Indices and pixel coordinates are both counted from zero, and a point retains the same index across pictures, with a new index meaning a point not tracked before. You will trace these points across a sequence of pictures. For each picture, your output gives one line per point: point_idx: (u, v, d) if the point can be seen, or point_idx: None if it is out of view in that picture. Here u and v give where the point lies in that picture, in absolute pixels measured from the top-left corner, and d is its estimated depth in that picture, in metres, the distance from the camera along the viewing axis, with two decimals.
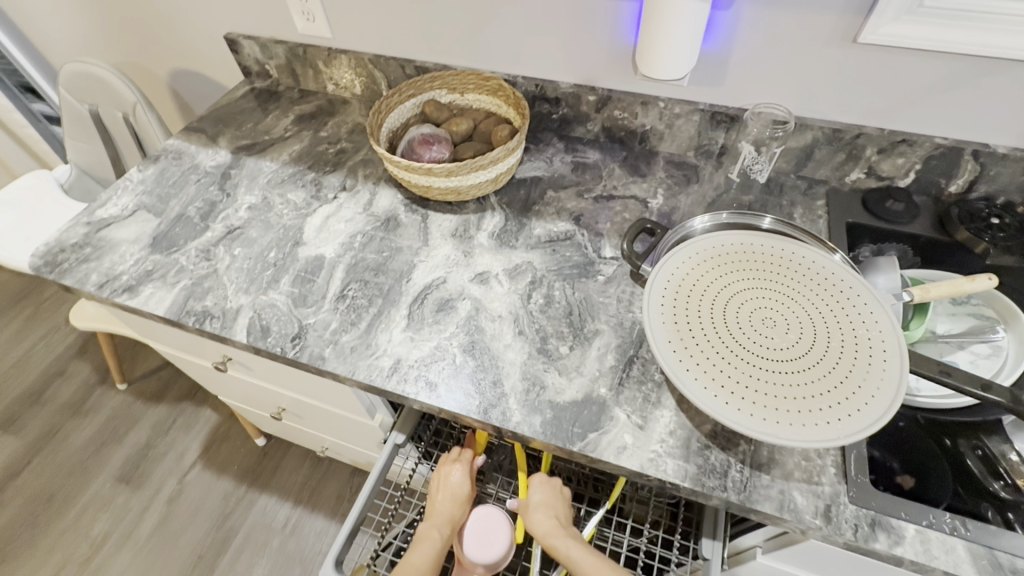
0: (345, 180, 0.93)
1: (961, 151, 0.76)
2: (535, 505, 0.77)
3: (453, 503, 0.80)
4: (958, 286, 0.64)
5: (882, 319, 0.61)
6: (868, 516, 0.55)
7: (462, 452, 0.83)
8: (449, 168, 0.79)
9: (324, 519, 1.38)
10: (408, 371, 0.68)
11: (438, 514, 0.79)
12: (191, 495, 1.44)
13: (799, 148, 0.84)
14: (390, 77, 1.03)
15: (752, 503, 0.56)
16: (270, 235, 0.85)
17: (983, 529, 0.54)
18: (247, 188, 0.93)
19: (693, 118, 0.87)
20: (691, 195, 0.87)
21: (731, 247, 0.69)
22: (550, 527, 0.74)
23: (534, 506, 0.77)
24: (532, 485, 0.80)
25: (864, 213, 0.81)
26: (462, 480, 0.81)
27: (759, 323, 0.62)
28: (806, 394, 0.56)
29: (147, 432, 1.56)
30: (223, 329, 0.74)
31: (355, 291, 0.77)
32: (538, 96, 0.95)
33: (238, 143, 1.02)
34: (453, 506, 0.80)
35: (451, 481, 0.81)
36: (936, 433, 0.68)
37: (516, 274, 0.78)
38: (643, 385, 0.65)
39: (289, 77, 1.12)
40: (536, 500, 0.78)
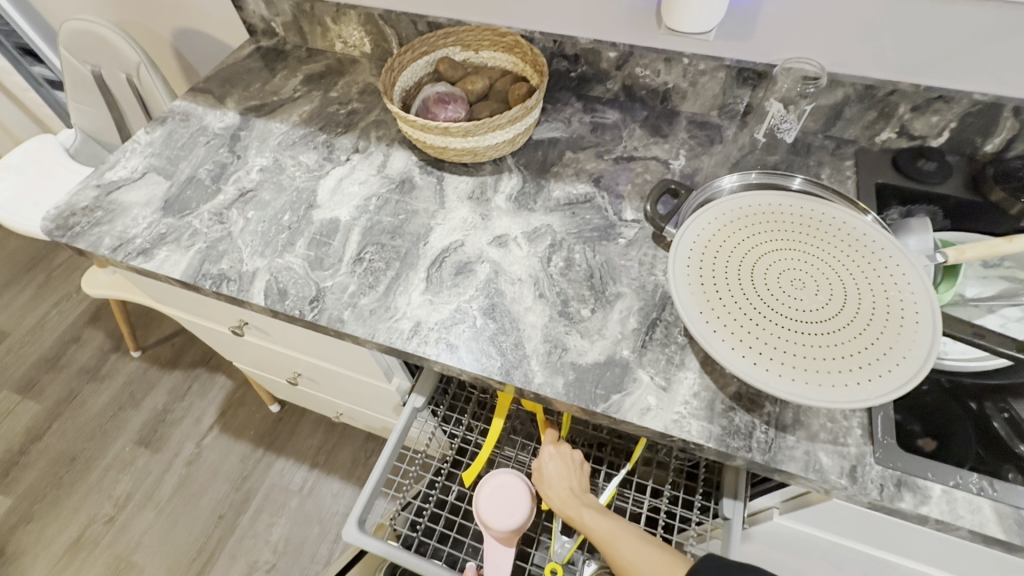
0: (358, 142, 0.91)
1: (1002, 106, 0.73)
2: (547, 478, 0.78)
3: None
4: (994, 245, 0.62)
5: (916, 280, 0.59)
6: (894, 477, 0.55)
7: None
8: (466, 127, 0.77)
9: (339, 482, 1.40)
10: (428, 333, 0.67)
11: None
12: (209, 458, 1.47)
13: (830, 105, 0.81)
14: (401, 35, 0.99)
15: (777, 463, 0.56)
16: (283, 198, 0.84)
17: (1011, 489, 0.53)
18: (257, 150, 0.91)
19: (718, 75, 0.83)
20: (714, 156, 0.84)
21: (760, 207, 0.67)
22: (562, 498, 0.75)
23: (545, 478, 0.78)
24: (545, 454, 0.80)
25: (894, 173, 0.79)
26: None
27: (788, 285, 0.60)
28: (835, 355, 0.55)
29: (163, 398, 1.58)
30: (240, 292, 0.73)
31: (372, 254, 0.76)
32: (556, 53, 0.91)
33: (246, 105, 1.00)
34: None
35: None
36: (961, 396, 0.66)
37: (535, 237, 0.76)
38: (666, 348, 0.64)
39: (295, 35, 1.08)
40: (547, 472, 0.78)
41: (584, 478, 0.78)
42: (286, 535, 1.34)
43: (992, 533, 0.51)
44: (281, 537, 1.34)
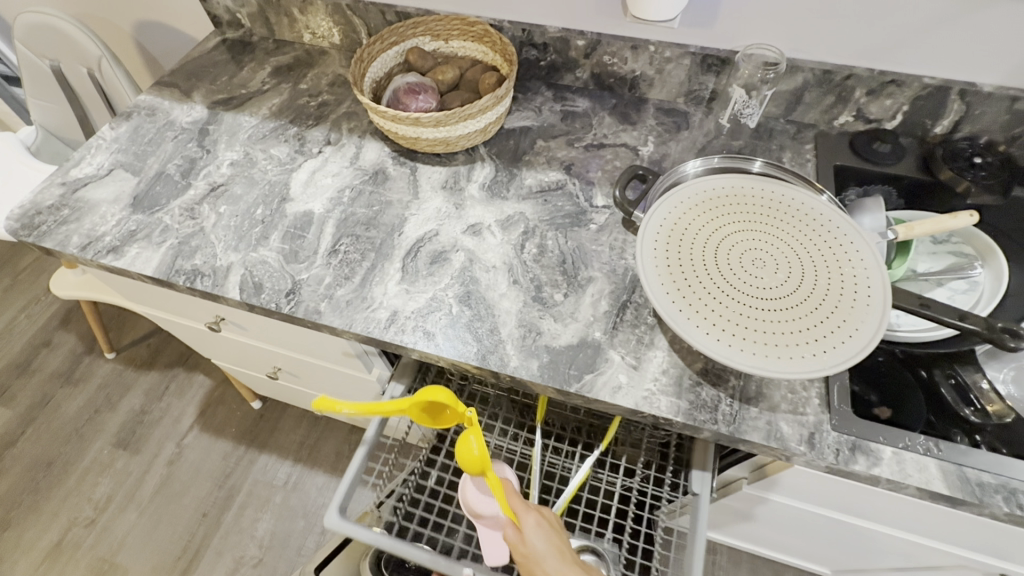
0: (329, 134, 0.91)
1: (949, 90, 0.77)
2: (540, 557, 0.62)
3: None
4: (941, 222, 0.66)
5: (868, 257, 0.62)
6: (849, 441, 0.58)
7: None
8: (438, 117, 0.77)
9: (324, 475, 1.41)
10: (405, 322, 0.69)
11: None
12: (191, 457, 1.46)
13: (790, 91, 0.84)
14: (370, 25, 0.98)
15: (740, 433, 0.59)
16: (255, 191, 0.83)
17: (955, 448, 0.57)
18: (227, 144, 0.91)
19: (684, 62, 0.86)
20: (681, 142, 0.87)
21: (723, 190, 0.70)
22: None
23: (536, 560, 0.62)
24: (527, 524, 0.64)
25: (851, 154, 0.82)
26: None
27: (750, 264, 0.63)
28: (793, 329, 0.58)
29: (141, 399, 1.56)
30: (214, 287, 0.73)
31: (347, 245, 0.76)
32: (525, 41, 0.92)
33: (214, 98, 0.98)
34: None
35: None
36: (912, 365, 0.70)
37: (508, 225, 0.78)
38: (636, 328, 0.67)
39: (261, 26, 1.07)
40: (539, 551, 0.62)
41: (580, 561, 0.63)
42: (272, 529, 1.34)
43: (937, 490, 0.55)
44: (266, 532, 1.34)
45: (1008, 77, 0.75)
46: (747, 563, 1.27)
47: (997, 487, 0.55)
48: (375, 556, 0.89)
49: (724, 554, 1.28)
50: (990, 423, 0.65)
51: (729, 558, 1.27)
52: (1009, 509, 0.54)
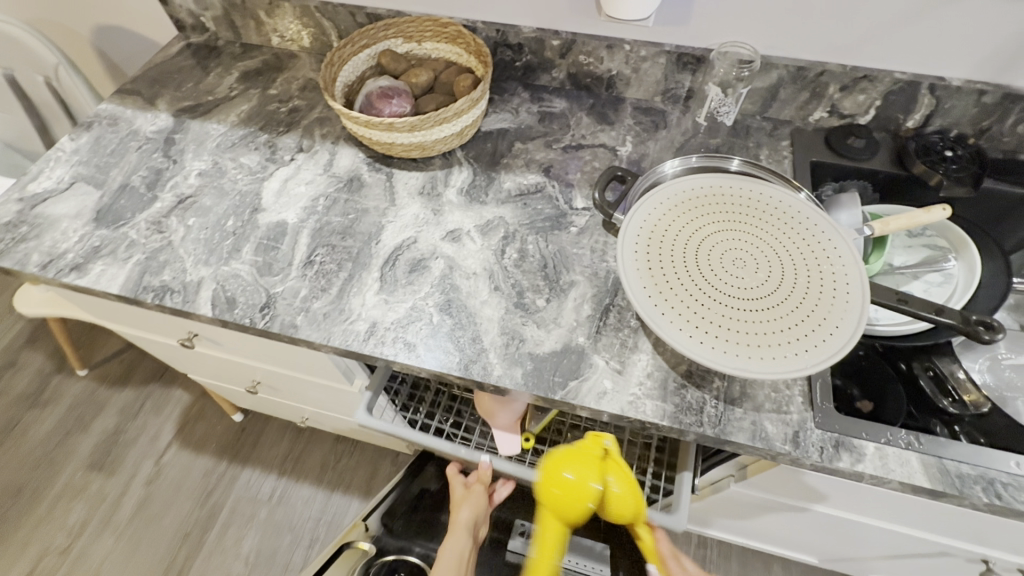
0: (301, 141, 0.88)
1: (919, 85, 0.78)
2: None
3: (461, 551, 0.84)
4: (914, 217, 0.67)
5: (846, 254, 0.63)
6: (833, 439, 0.58)
7: (461, 518, 0.88)
8: (412, 122, 0.76)
9: (309, 487, 1.38)
10: (385, 333, 0.67)
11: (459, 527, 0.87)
12: (171, 474, 1.42)
13: (765, 88, 0.84)
14: (340, 27, 0.96)
15: (726, 435, 0.59)
16: (225, 202, 0.81)
17: (935, 441, 0.58)
18: (195, 153, 0.88)
19: (659, 61, 0.85)
20: (660, 141, 0.86)
21: (702, 190, 0.69)
22: None
23: None
24: None
25: (826, 150, 0.83)
26: (453, 534, 0.86)
27: (731, 264, 0.63)
28: (775, 328, 0.58)
29: (116, 416, 1.52)
30: (185, 304, 0.71)
31: (323, 256, 0.74)
32: (499, 42, 0.91)
33: (179, 105, 0.95)
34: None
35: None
36: (892, 358, 0.71)
37: (488, 230, 0.76)
38: (619, 332, 0.66)
39: (227, 30, 1.03)
40: None
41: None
42: (258, 545, 1.32)
43: (919, 483, 0.56)
44: (252, 548, 1.31)
45: (974, 71, 0.76)
46: (738, 556, 1.28)
47: (977, 478, 0.56)
48: (365, 568, 0.85)
49: (714, 547, 1.30)
50: (968, 413, 0.66)
51: (719, 551, 1.29)
52: (988, 499, 0.55)
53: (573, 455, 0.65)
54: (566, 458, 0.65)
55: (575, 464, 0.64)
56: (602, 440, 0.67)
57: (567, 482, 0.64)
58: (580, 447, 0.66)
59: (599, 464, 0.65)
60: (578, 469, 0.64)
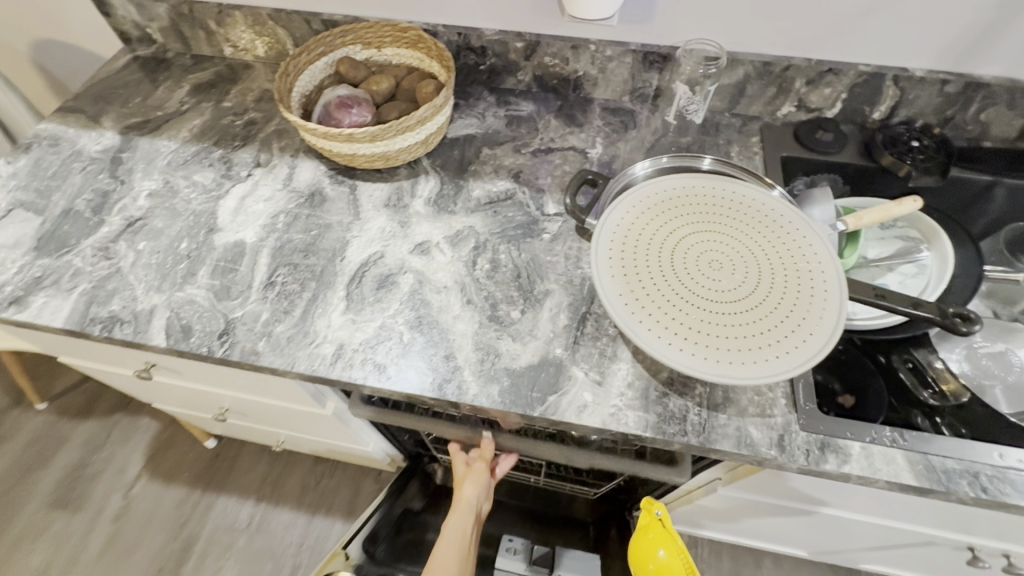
0: (258, 155, 0.84)
1: (884, 76, 0.78)
2: None
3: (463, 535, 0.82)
4: (887, 210, 0.67)
5: (822, 251, 0.62)
6: (818, 440, 0.57)
7: (465, 492, 0.83)
8: (372, 132, 0.73)
9: (289, 512, 1.33)
10: (353, 356, 0.64)
11: (462, 507, 0.84)
12: (141, 507, 1.35)
13: (732, 84, 0.83)
14: (295, 35, 0.92)
15: (711, 443, 0.57)
16: (178, 223, 0.76)
17: (919, 437, 0.57)
18: (144, 173, 0.83)
19: (625, 60, 0.84)
20: (630, 142, 0.85)
21: (674, 192, 0.68)
22: None
23: None
24: None
25: (796, 145, 0.82)
26: (456, 510, 0.84)
27: (707, 267, 0.61)
28: (756, 331, 0.57)
29: (80, 450, 1.44)
30: (136, 335, 0.66)
31: (284, 276, 0.70)
32: (462, 46, 0.88)
33: (126, 122, 0.90)
34: (465, 567, 0.81)
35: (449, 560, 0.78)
36: (871, 351, 0.71)
37: (458, 241, 0.74)
38: (598, 341, 0.64)
39: (176, 41, 0.98)
40: None
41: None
42: None
43: (906, 482, 0.55)
44: None
45: (936, 61, 0.76)
46: (729, 553, 1.27)
47: (962, 472, 0.55)
48: None
49: (704, 546, 1.29)
50: (948, 404, 0.66)
51: (710, 549, 1.28)
52: (975, 493, 0.55)
53: (645, 537, 0.72)
54: (648, 545, 0.71)
55: (658, 543, 0.70)
56: (655, 508, 0.73)
57: (663, 561, 0.69)
58: (644, 527, 0.72)
59: (672, 534, 0.71)
60: (664, 544, 0.70)
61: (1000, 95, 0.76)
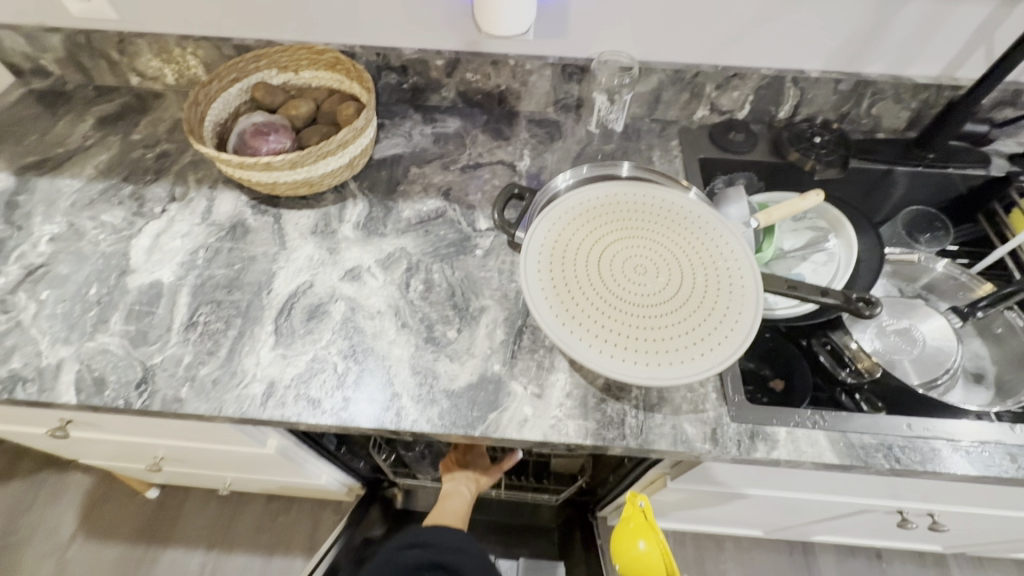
0: (173, 189, 0.80)
1: (783, 78, 0.83)
2: None
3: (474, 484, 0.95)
4: (794, 205, 0.71)
5: (738, 249, 0.65)
6: (748, 430, 0.60)
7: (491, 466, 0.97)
8: (291, 159, 0.71)
9: (243, 555, 1.27)
10: (285, 393, 0.62)
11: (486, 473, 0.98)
12: (78, 571, 1.25)
13: (648, 91, 0.86)
14: (205, 61, 0.89)
15: (649, 444, 0.59)
16: (85, 268, 0.71)
17: (838, 416, 0.61)
18: (44, 216, 0.77)
19: (545, 73, 0.85)
20: (556, 152, 0.86)
21: (598, 200, 0.69)
22: None
23: None
24: None
25: (712, 147, 0.86)
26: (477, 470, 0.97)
27: (632, 272, 0.63)
28: (681, 332, 0.59)
29: (4, 515, 1.32)
30: (42, 393, 0.61)
31: (207, 315, 0.67)
32: (382, 66, 0.87)
33: (22, 162, 0.84)
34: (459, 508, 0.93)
35: (460, 503, 0.91)
36: (794, 336, 0.75)
37: (389, 263, 0.73)
38: (535, 353, 0.65)
39: (75, 72, 0.92)
40: None
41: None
42: None
43: (829, 461, 0.58)
44: None
45: (829, 62, 0.82)
46: (692, 540, 1.31)
47: (876, 446, 0.59)
48: None
49: (668, 536, 1.32)
50: (865, 381, 0.70)
51: (674, 538, 1.31)
52: (889, 465, 0.59)
53: (626, 528, 0.67)
54: (626, 535, 0.66)
55: (639, 535, 0.65)
56: (638, 500, 0.68)
57: (641, 553, 0.64)
58: (626, 517, 0.68)
59: (653, 526, 0.66)
60: (644, 535, 0.65)
61: (887, 90, 0.83)
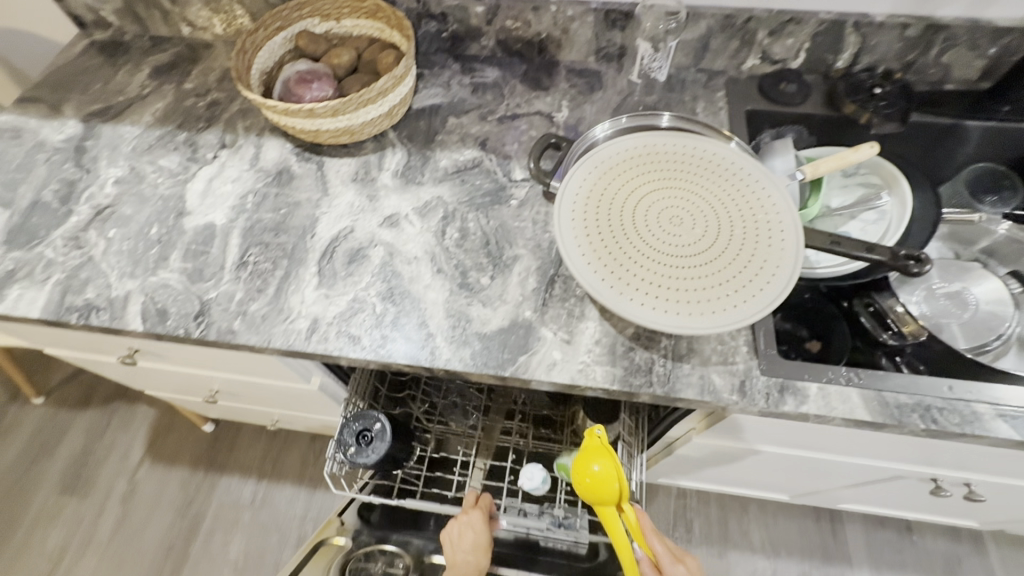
0: (224, 136, 0.84)
1: (844, 23, 0.77)
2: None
3: (475, 560, 0.81)
4: (844, 157, 0.67)
5: (779, 202, 0.63)
6: (778, 384, 0.60)
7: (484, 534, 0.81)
8: (333, 106, 0.72)
9: (291, 486, 1.37)
10: (328, 329, 0.65)
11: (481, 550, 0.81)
12: (146, 490, 1.39)
13: (695, 39, 0.82)
14: (252, 10, 0.90)
15: (675, 392, 0.60)
16: (147, 209, 0.76)
17: (874, 375, 0.60)
18: (109, 160, 0.82)
19: (587, 20, 0.83)
20: (596, 103, 0.84)
21: (636, 150, 0.68)
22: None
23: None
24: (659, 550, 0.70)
25: (761, 98, 0.82)
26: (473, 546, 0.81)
27: (668, 223, 0.63)
28: (715, 283, 0.58)
29: (82, 438, 1.47)
30: (113, 320, 0.68)
31: (256, 256, 0.71)
32: (422, 13, 0.87)
33: (88, 109, 0.89)
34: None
35: None
36: (836, 297, 0.73)
37: (426, 212, 0.74)
38: (566, 302, 0.66)
39: (132, 23, 0.96)
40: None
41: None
42: (245, 549, 1.31)
43: (860, 417, 0.58)
44: (239, 553, 1.31)
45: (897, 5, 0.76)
46: (717, 500, 1.33)
47: (913, 406, 0.58)
48: (341, 563, 0.86)
49: (692, 496, 1.34)
50: (908, 344, 0.67)
51: (698, 498, 1.33)
52: (925, 425, 0.57)
53: (582, 454, 0.68)
54: (584, 458, 0.67)
55: (594, 457, 0.67)
56: (596, 427, 0.68)
57: (598, 475, 0.66)
58: (583, 444, 0.69)
59: (609, 450, 0.67)
60: (599, 459, 0.66)
61: (961, 36, 0.76)
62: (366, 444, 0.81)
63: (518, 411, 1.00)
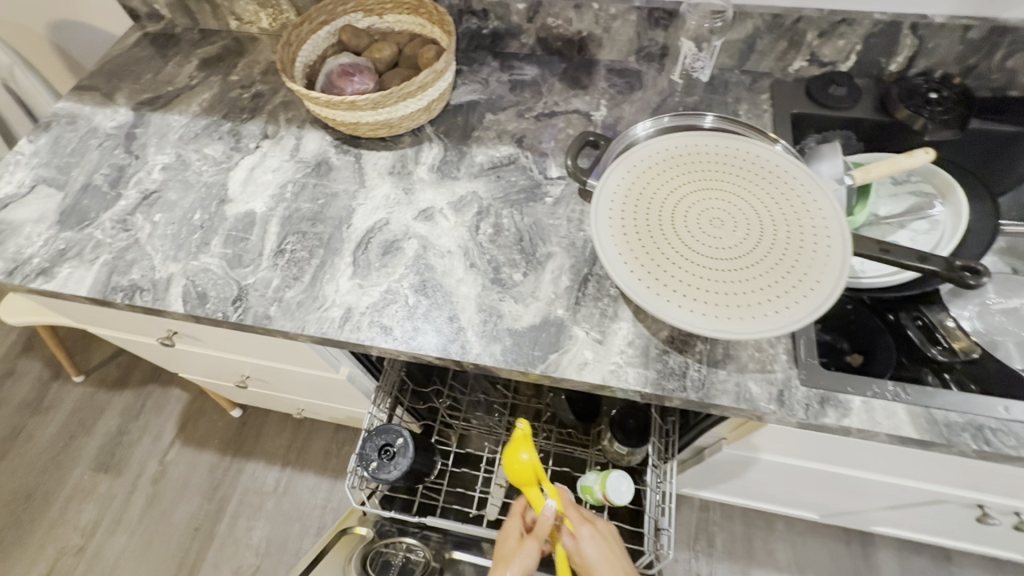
0: (266, 127, 0.85)
1: (901, 24, 0.74)
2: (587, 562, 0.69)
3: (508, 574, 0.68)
4: (898, 163, 0.65)
5: (826, 206, 0.61)
6: (818, 395, 0.57)
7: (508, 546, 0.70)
8: (374, 99, 0.73)
9: (313, 476, 1.39)
10: (361, 319, 0.66)
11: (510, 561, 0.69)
12: (176, 472, 1.43)
13: (741, 39, 0.81)
14: (297, 5, 0.92)
15: (710, 398, 0.58)
16: (191, 196, 0.78)
17: (923, 391, 0.57)
18: (157, 148, 0.85)
19: (630, 18, 0.82)
20: (635, 103, 0.83)
21: (677, 150, 0.67)
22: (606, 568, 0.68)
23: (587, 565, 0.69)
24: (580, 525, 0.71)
25: (807, 101, 0.79)
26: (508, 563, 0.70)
27: (708, 225, 0.61)
28: (756, 288, 0.57)
29: (117, 418, 1.52)
30: (156, 302, 0.69)
31: (293, 244, 0.72)
32: (463, 9, 0.87)
33: (138, 99, 0.92)
34: None
35: None
36: (880, 309, 0.70)
37: (461, 206, 0.74)
38: (599, 301, 0.65)
39: (183, 16, 0.99)
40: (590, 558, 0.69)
41: (626, 563, 0.71)
42: (267, 535, 1.33)
43: (906, 434, 0.55)
44: (261, 539, 1.33)
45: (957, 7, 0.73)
46: (741, 515, 1.29)
47: (964, 425, 0.55)
48: (362, 553, 0.85)
49: (716, 509, 1.30)
50: (957, 360, 0.65)
51: (721, 512, 1.29)
52: (977, 446, 0.54)
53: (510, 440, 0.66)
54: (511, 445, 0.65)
55: (521, 445, 0.65)
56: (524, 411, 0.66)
57: (524, 463, 0.64)
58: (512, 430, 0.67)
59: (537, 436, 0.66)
60: (527, 447, 0.64)
61: None
62: (388, 459, 0.80)
63: (543, 412, 1.00)
